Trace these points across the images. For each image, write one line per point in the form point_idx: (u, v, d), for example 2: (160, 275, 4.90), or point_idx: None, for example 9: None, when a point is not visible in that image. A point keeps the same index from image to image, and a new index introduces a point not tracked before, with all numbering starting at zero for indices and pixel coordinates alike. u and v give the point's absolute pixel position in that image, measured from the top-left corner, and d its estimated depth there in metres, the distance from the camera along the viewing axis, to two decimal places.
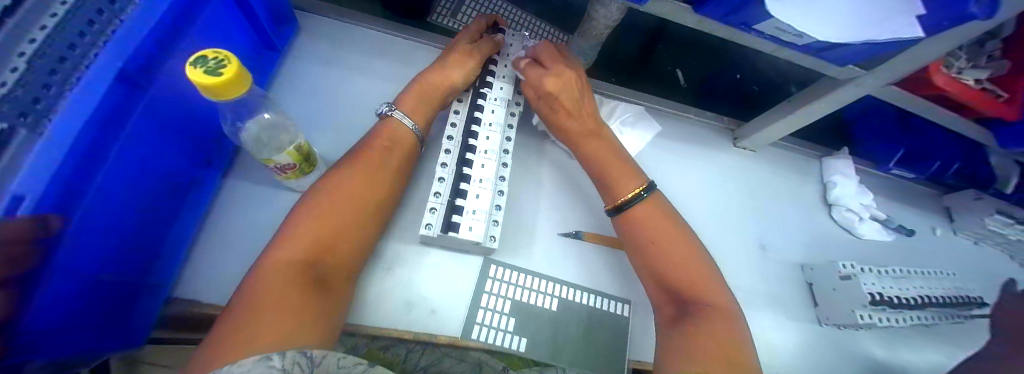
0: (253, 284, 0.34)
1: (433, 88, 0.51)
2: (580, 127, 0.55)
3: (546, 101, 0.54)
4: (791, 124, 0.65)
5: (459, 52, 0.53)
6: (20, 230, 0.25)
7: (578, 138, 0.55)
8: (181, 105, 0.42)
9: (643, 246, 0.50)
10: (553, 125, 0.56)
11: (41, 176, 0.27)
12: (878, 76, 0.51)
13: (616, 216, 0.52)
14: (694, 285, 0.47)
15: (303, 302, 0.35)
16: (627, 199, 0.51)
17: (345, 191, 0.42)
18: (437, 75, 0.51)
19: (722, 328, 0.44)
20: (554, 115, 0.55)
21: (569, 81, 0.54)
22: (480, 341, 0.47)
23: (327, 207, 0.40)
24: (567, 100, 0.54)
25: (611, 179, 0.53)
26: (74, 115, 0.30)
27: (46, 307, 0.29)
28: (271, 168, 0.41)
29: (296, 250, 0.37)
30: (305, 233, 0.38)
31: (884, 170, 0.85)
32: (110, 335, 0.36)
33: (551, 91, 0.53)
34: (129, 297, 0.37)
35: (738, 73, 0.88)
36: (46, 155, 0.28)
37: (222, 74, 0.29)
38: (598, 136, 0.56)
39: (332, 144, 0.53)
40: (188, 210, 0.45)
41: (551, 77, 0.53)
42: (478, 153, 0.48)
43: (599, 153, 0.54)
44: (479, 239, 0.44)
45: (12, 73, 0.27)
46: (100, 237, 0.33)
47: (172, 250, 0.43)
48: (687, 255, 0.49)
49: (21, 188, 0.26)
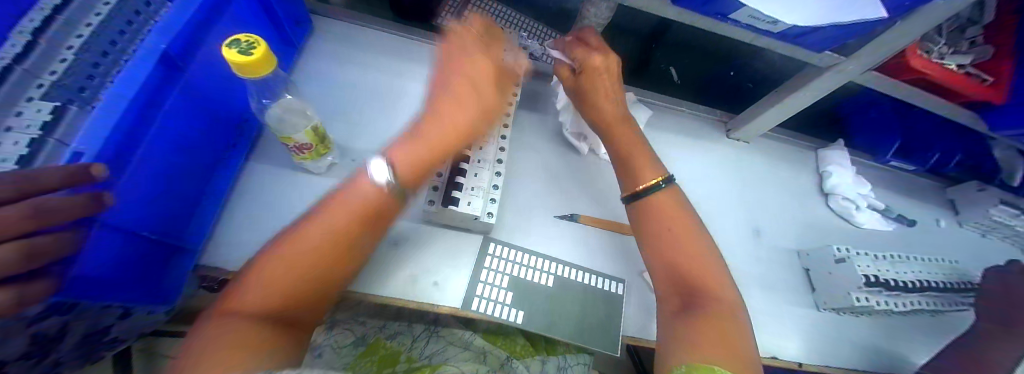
0: (224, 316, 0.34)
1: (434, 140, 0.45)
2: (612, 111, 0.57)
3: (588, 78, 0.56)
4: (780, 114, 0.68)
5: (474, 107, 0.47)
6: (63, 175, 0.29)
7: (607, 121, 0.57)
8: (211, 89, 0.48)
9: (657, 233, 0.50)
10: (587, 103, 0.58)
11: (96, 137, 0.33)
12: (860, 61, 0.54)
13: (631, 203, 0.54)
14: (698, 273, 0.48)
15: (264, 336, 0.34)
16: (648, 186, 0.53)
17: (317, 231, 0.39)
18: (438, 120, 0.47)
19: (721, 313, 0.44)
20: (593, 91, 0.57)
21: (613, 63, 0.57)
22: (479, 312, 0.50)
23: (311, 245, 0.38)
24: (608, 83, 0.57)
25: (635, 165, 0.55)
26: (123, 92, 0.36)
27: (93, 252, 0.34)
28: (290, 147, 0.45)
29: (271, 288, 0.36)
30: (283, 270, 0.37)
31: (883, 162, 0.85)
32: (143, 291, 0.41)
33: (597, 68, 0.56)
34: (161, 259, 0.42)
35: (732, 70, 0.91)
36: (100, 124, 0.34)
37: (253, 54, 0.34)
38: (625, 122, 0.58)
39: (346, 132, 0.58)
40: (216, 185, 0.50)
41: (599, 55, 0.55)
42: (477, 136, 0.52)
43: (622, 139, 0.57)
44: (477, 213, 0.47)
45: (61, 64, 0.39)
46: (141, 196, 0.39)
47: (200, 220, 0.48)
48: (696, 248, 0.49)
49: (80, 146, 0.32)
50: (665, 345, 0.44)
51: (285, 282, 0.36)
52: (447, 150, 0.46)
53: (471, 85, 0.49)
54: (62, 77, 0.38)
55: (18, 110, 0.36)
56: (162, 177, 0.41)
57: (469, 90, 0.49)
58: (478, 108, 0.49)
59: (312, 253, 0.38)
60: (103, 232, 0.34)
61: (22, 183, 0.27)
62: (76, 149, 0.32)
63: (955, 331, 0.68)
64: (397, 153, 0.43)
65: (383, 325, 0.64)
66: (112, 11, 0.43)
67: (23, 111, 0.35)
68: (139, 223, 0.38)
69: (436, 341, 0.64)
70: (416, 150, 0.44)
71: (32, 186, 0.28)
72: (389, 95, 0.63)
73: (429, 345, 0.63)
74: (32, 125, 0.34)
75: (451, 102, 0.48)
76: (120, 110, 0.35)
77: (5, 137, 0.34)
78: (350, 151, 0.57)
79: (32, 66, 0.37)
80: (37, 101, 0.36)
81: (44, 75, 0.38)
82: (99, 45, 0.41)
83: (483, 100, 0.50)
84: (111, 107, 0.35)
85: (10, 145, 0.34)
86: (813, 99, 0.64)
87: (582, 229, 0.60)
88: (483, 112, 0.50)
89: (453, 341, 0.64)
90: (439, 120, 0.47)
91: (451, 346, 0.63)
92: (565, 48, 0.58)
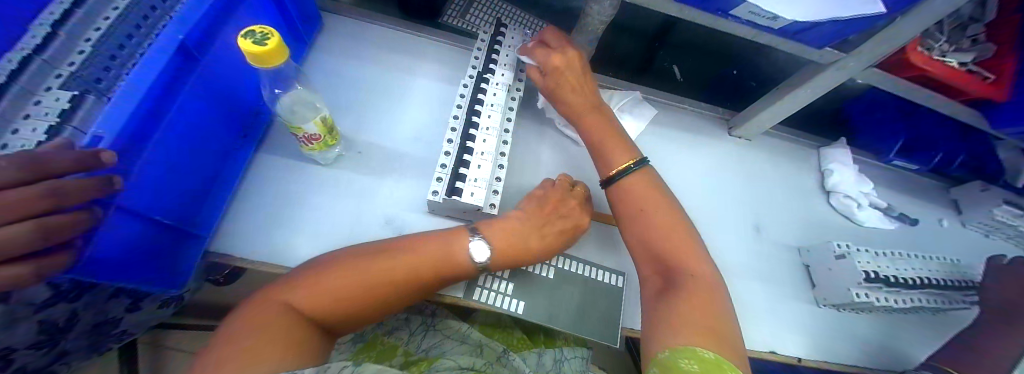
0: (263, 312, 0.38)
1: (529, 244, 0.50)
2: (583, 101, 0.58)
3: (553, 77, 0.57)
4: (780, 111, 0.68)
5: (566, 224, 0.53)
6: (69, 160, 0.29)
7: (577, 112, 0.58)
8: (224, 81, 0.49)
9: (632, 217, 0.52)
10: (556, 99, 0.59)
11: (113, 122, 0.34)
12: (859, 58, 0.54)
13: (609, 187, 0.55)
14: (675, 254, 0.49)
15: (292, 332, 0.38)
16: (619, 170, 0.54)
17: (382, 260, 0.43)
18: (532, 230, 0.51)
19: (706, 298, 0.45)
20: (559, 88, 0.58)
21: (574, 60, 0.57)
22: (480, 301, 0.51)
23: (361, 264, 0.43)
24: (573, 78, 0.57)
25: (606, 151, 0.56)
26: (139, 81, 0.37)
27: (108, 234, 0.35)
28: (299, 137, 0.46)
29: (313, 295, 0.40)
30: (328, 281, 0.41)
31: (886, 162, 0.84)
32: (154, 277, 0.42)
33: (558, 66, 0.56)
34: (171, 246, 0.44)
35: (735, 69, 0.91)
36: (117, 111, 0.35)
37: (267, 44, 0.35)
38: (596, 110, 0.59)
39: (353, 125, 0.59)
40: (227, 175, 0.51)
41: (556, 54, 0.56)
42: (480, 129, 0.53)
43: (594, 126, 0.58)
44: (480, 203, 0.48)
45: (80, 55, 0.40)
46: (156, 182, 0.40)
47: (210, 209, 0.49)
48: (676, 235, 0.50)
49: (98, 130, 0.33)
50: (650, 330, 0.44)
51: (328, 291, 0.41)
52: (530, 256, 0.50)
53: (574, 216, 0.54)
54: (80, 68, 0.39)
55: (37, 99, 0.37)
56: (176, 165, 0.43)
57: (571, 213, 0.54)
58: (571, 225, 0.54)
59: (373, 282, 0.42)
60: (119, 215, 0.36)
61: (30, 167, 0.28)
62: (94, 132, 0.33)
63: (954, 327, 0.68)
64: (489, 226, 0.50)
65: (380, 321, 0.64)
66: (128, 6, 0.45)
67: (42, 100, 0.37)
68: (153, 208, 0.40)
69: (432, 335, 0.64)
70: (506, 236, 0.49)
71: (42, 170, 0.28)
72: (395, 90, 0.64)
73: (425, 339, 0.63)
74: (50, 112, 0.36)
75: (550, 221, 0.52)
76: (137, 99, 0.36)
77: (25, 125, 0.35)
78: (355, 143, 0.58)
79: (51, 57, 0.39)
80: (56, 90, 0.37)
81: (62, 67, 0.39)
82: (116, 38, 0.43)
83: (574, 228, 0.54)
84: (129, 95, 0.36)
85: (29, 132, 0.35)
86: (814, 97, 0.64)
87: None
88: (572, 232, 0.54)
89: (450, 334, 0.64)
90: (534, 229, 0.51)
91: (447, 340, 0.63)
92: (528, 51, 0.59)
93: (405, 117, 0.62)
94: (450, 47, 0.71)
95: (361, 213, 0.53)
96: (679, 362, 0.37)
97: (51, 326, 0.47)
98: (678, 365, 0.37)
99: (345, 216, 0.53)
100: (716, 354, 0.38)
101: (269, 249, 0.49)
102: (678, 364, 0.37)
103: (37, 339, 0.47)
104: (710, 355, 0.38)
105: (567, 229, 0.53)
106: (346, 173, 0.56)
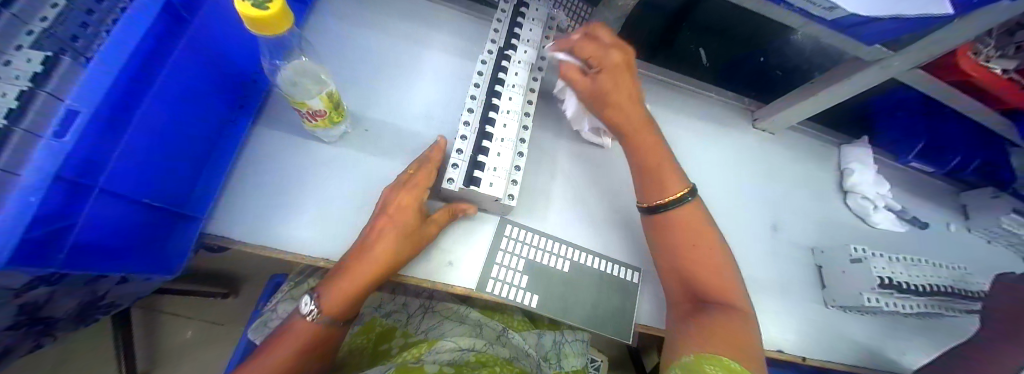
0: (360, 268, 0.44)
1: (395, 213, 0.45)
2: (637, 108, 0.52)
3: (610, 74, 0.51)
4: (809, 108, 0.66)
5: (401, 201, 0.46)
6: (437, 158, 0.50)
7: (631, 122, 0.52)
8: (215, 44, 0.44)
9: (682, 249, 0.48)
10: (607, 104, 0.52)
11: (94, 94, 0.30)
12: (905, 57, 0.51)
13: (650, 215, 0.51)
14: (715, 287, 0.47)
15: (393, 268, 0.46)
16: (671, 200, 0.49)
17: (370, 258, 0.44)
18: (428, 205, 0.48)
19: (738, 326, 0.43)
20: (615, 87, 0.51)
21: (629, 60, 0.52)
22: (494, 293, 0.49)
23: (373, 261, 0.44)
24: (629, 78, 0.52)
25: (654, 177, 0.51)
26: (115, 47, 0.31)
27: (91, 218, 0.32)
28: (303, 112, 0.42)
29: (376, 265, 0.44)
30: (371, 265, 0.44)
31: (902, 163, 0.85)
32: (143, 258, 0.39)
33: (616, 64, 0.51)
34: (161, 225, 0.41)
35: (762, 57, 0.86)
36: (94, 82, 0.30)
37: (268, 9, 0.30)
38: (647, 122, 0.53)
39: (361, 99, 0.54)
40: (220, 151, 0.47)
41: (616, 50, 0.51)
42: (500, 112, 0.49)
43: (646, 144, 0.52)
44: (499, 195, 0.45)
45: (54, 10, 0.34)
46: (140, 161, 0.36)
47: (203, 189, 0.45)
48: (710, 267, 0.48)
49: (75, 101, 0.29)
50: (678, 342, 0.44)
51: (381, 262, 0.44)
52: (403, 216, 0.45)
53: (415, 203, 0.46)
54: (54, 25, 0.34)
55: (8, 59, 0.32)
56: (162, 143, 0.39)
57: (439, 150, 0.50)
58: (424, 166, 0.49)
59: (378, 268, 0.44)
60: (102, 198, 0.33)
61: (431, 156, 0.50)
62: (72, 106, 0.28)
63: (953, 340, 0.67)
64: (383, 224, 0.45)
65: (377, 304, 0.62)
66: None
67: (13, 61, 0.31)
68: (138, 188, 0.37)
69: (431, 317, 0.62)
70: (389, 228, 0.45)
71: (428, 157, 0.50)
72: (409, 62, 0.59)
73: (424, 320, 0.61)
74: (21, 77, 0.30)
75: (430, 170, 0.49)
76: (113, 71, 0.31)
77: None
78: (361, 119, 0.53)
79: (21, 12, 0.33)
80: (27, 49, 0.32)
81: (35, 23, 0.33)
82: None
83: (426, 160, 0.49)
84: (105, 64, 0.31)
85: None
86: (846, 95, 0.61)
87: (598, 229, 0.57)
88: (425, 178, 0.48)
89: (449, 316, 0.62)
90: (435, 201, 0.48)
91: (446, 321, 0.61)
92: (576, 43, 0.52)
93: (416, 92, 0.57)
94: (467, 17, 0.65)
95: (368, 197, 0.50)
96: (703, 367, 0.38)
97: (32, 310, 0.44)
98: (702, 369, 0.38)
99: (352, 201, 0.49)
100: (744, 367, 0.39)
101: (272, 231, 0.46)
102: (702, 368, 0.38)
103: (19, 320, 0.44)
104: (739, 368, 0.38)
105: (411, 223, 0.45)
106: (354, 151, 0.52)
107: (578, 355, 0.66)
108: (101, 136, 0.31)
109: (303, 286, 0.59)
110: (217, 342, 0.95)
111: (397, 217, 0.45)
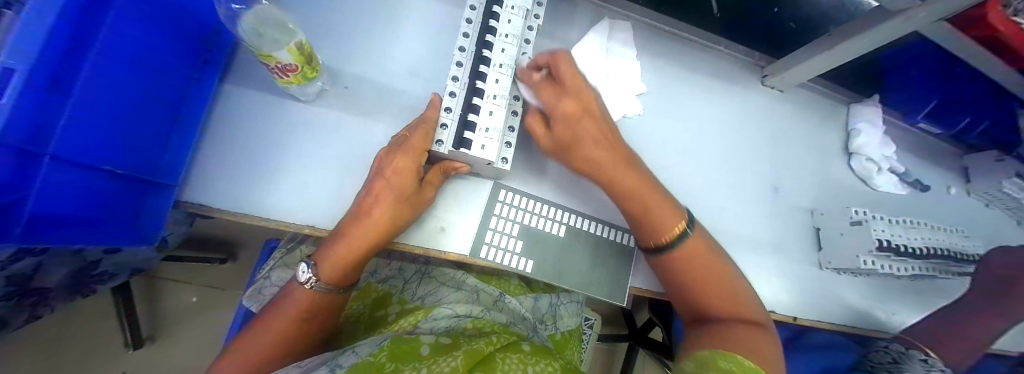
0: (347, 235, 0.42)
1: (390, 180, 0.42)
2: (607, 159, 0.45)
3: (564, 125, 0.44)
4: (821, 64, 0.61)
5: (398, 168, 0.42)
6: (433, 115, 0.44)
7: (605, 174, 0.46)
8: None
9: (686, 273, 0.46)
10: (575, 159, 0.46)
11: (27, 50, 0.26)
12: (931, 9, 0.46)
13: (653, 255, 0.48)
14: (727, 304, 0.45)
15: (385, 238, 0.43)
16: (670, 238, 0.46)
17: (361, 226, 0.42)
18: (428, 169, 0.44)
19: (746, 330, 0.43)
20: (578, 143, 0.45)
21: (590, 103, 0.45)
22: (488, 260, 0.48)
23: (365, 228, 0.42)
24: (592, 127, 0.45)
25: (644, 222, 0.47)
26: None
27: (48, 189, 0.30)
28: (270, 66, 0.38)
29: (365, 233, 0.42)
30: (356, 236, 0.42)
31: (909, 123, 0.80)
32: (119, 230, 0.37)
33: (571, 114, 0.44)
34: (133, 194, 0.38)
35: (776, 7, 0.78)
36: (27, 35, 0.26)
37: None
38: (625, 166, 0.46)
39: (338, 52, 0.49)
40: (189, 112, 0.43)
41: (568, 99, 0.44)
42: (492, 66, 0.45)
43: (630, 188, 0.46)
44: (492, 159, 0.42)
45: None
46: (98, 125, 0.33)
47: (174, 153, 0.41)
48: (714, 276, 0.46)
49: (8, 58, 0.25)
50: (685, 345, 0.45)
51: (373, 227, 0.42)
52: (400, 182, 0.42)
53: (413, 167, 0.42)
54: None
55: None
56: (122, 104, 0.35)
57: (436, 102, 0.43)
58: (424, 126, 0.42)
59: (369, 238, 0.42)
60: (56, 167, 0.30)
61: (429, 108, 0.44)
62: (5, 64, 0.25)
63: (935, 303, 0.69)
64: (377, 186, 0.42)
65: (371, 269, 0.60)
66: None
67: None
68: (102, 154, 0.33)
69: (428, 283, 0.61)
70: (384, 195, 0.42)
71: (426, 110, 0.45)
72: (390, 8, 0.53)
73: (419, 287, 0.60)
74: None
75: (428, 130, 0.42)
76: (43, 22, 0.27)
77: None
78: (341, 75, 0.49)
79: None
80: None
81: None
82: None
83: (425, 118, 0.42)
84: (34, 15, 0.27)
85: None
86: (862, 50, 0.57)
87: (596, 194, 0.55)
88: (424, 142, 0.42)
89: (445, 281, 0.61)
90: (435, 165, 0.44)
91: (443, 287, 0.60)
92: (533, 84, 0.45)
93: (400, 45, 0.52)
94: None
95: (354, 159, 0.47)
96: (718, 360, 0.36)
97: (19, 282, 0.43)
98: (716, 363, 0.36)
99: (336, 164, 0.46)
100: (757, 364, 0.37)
101: (253, 196, 0.44)
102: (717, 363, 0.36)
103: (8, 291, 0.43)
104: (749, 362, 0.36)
105: (408, 187, 0.42)
106: (334, 110, 0.48)
107: (572, 316, 0.68)
108: (44, 98, 0.28)
109: (296, 253, 0.58)
110: (217, 305, 0.96)
111: (394, 182, 0.42)
